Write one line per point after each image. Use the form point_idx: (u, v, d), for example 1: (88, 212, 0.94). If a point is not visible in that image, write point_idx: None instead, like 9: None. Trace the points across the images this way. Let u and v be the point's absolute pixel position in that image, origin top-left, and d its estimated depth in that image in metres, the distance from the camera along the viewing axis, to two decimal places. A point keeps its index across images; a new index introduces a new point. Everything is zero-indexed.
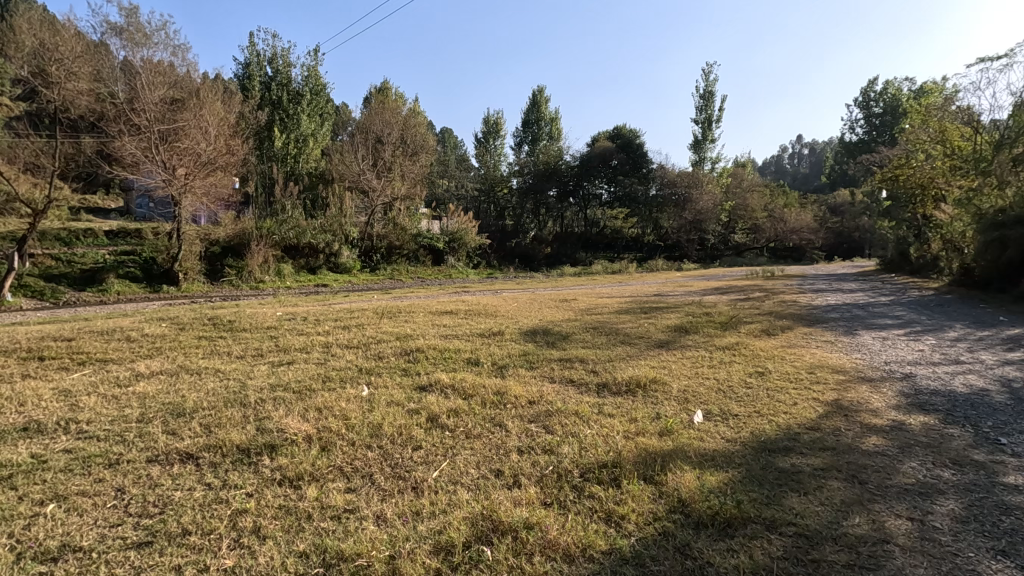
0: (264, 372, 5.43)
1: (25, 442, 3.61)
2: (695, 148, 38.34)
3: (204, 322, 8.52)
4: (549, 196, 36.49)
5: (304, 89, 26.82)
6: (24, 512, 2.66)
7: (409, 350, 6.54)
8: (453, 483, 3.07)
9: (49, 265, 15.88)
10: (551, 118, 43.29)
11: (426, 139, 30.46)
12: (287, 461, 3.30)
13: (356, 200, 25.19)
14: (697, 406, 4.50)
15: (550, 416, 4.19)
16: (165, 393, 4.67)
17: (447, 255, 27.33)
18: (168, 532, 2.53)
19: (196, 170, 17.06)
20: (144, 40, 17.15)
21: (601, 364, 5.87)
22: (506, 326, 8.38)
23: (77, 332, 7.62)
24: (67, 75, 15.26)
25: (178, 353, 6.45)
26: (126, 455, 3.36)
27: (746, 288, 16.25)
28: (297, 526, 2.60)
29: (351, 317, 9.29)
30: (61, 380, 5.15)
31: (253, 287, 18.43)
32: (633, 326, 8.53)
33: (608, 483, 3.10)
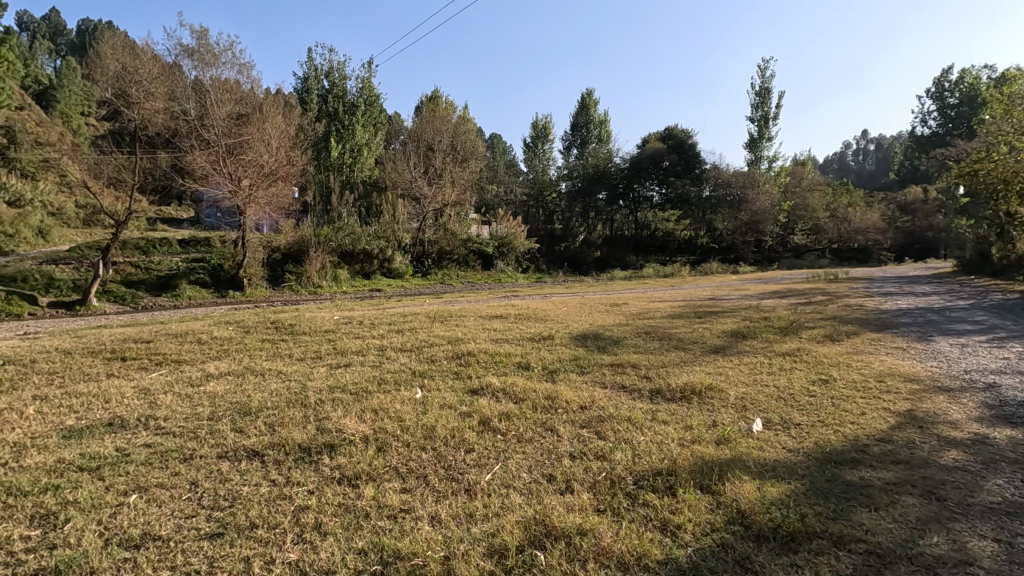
0: (323, 374, 5.67)
1: (111, 436, 3.89)
2: (751, 147, 37.08)
3: (268, 326, 8.95)
4: (598, 199, 36.16)
5: (358, 100, 27.74)
6: (110, 501, 2.88)
7: (461, 353, 6.65)
8: (506, 487, 3.09)
9: (129, 273, 17.10)
10: (600, 120, 42.96)
11: (475, 146, 31.00)
12: (346, 460, 3.42)
13: (408, 207, 25.76)
14: (755, 414, 4.34)
15: (603, 422, 4.14)
16: (232, 393, 4.94)
17: (496, 259, 27.54)
18: (237, 525, 2.67)
19: (260, 181, 17.85)
20: (213, 59, 18.19)
21: (655, 370, 5.75)
22: (556, 330, 8.37)
23: (155, 335, 8.17)
24: (145, 96, 17.10)
25: (244, 354, 6.79)
26: (199, 450, 3.57)
27: (807, 291, 15.56)
28: (355, 523, 2.69)
29: (404, 321, 9.55)
30: (141, 379, 5.55)
31: (312, 291, 19.20)
32: (686, 331, 8.32)
33: (664, 491, 3.03)
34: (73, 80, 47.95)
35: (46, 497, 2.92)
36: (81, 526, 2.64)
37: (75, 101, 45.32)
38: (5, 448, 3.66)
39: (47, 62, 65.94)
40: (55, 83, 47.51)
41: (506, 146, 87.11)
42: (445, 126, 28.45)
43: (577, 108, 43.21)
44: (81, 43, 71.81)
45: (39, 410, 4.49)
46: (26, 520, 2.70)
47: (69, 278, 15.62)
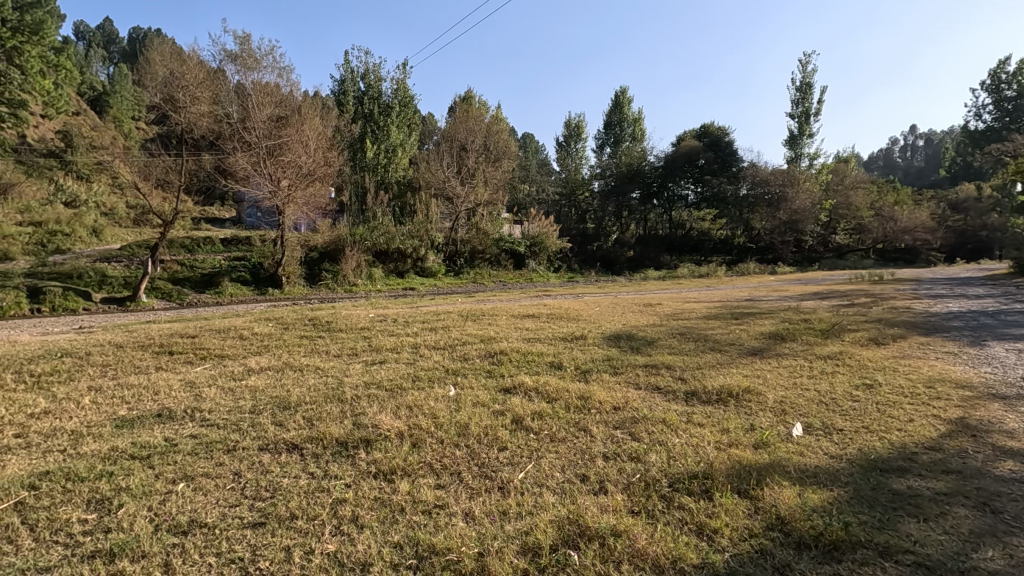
0: (358, 371, 5.77)
1: (160, 426, 4.07)
2: (791, 144, 36.00)
3: (306, 323, 9.17)
4: (632, 199, 35.73)
5: (393, 101, 28.14)
6: (160, 489, 3.01)
7: (493, 352, 6.68)
8: (539, 486, 3.10)
9: (175, 270, 17.79)
10: (634, 118, 42.46)
11: (508, 146, 31.10)
12: (381, 455, 3.48)
13: (441, 207, 25.99)
14: (795, 418, 4.23)
15: (636, 423, 4.10)
16: (272, 388, 5.08)
17: (528, 259, 27.51)
18: (278, 515, 2.75)
19: (298, 181, 18.37)
20: (254, 64, 18.73)
21: (690, 372, 5.65)
22: (589, 330, 8.32)
23: (199, 330, 8.47)
24: (192, 100, 17.17)
25: (283, 351, 6.97)
26: (242, 442, 3.69)
27: (850, 293, 15.01)
28: (391, 518, 2.74)
29: (437, 319, 9.64)
30: (187, 373, 5.77)
31: (347, 290, 19.57)
32: (723, 332, 8.15)
33: (699, 495, 2.98)
34: (125, 85, 50.19)
35: (101, 482, 3.07)
36: (133, 511, 2.76)
37: (127, 106, 47.42)
38: (63, 435, 3.87)
39: (101, 70, 69.20)
40: (108, 89, 49.85)
41: (538, 145, 87.02)
42: (478, 126, 28.58)
43: (610, 106, 42.80)
44: (132, 50, 75.17)
45: (94, 400, 4.72)
46: (84, 504, 2.84)
47: (121, 275, 16.36)
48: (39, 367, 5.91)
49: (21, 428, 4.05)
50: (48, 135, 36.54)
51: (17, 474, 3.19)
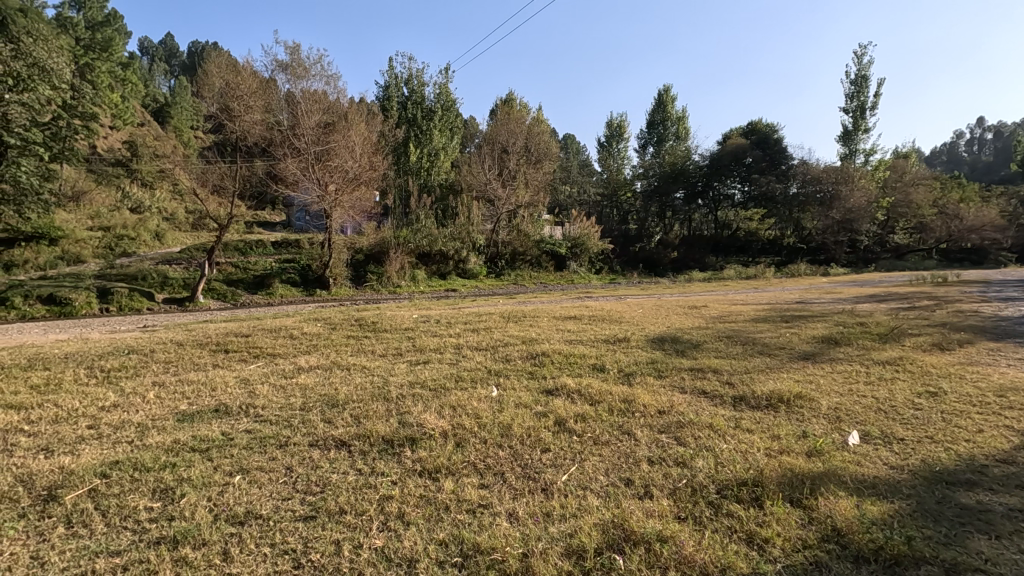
0: (403, 370, 5.90)
1: (218, 421, 4.27)
2: (845, 140, 34.59)
3: (353, 323, 9.42)
4: (675, 199, 35.12)
5: (436, 105, 28.57)
6: (218, 480, 3.16)
7: (535, 353, 6.69)
8: (583, 488, 3.08)
9: (230, 272, 18.62)
10: (678, 117, 41.67)
11: (549, 147, 31.07)
12: (426, 453, 3.54)
13: (482, 209, 26.23)
14: (852, 426, 4.04)
15: (682, 428, 4.02)
16: (322, 386, 5.26)
17: (569, 260, 27.39)
18: (328, 509, 2.84)
19: (344, 185, 19.00)
20: (303, 72, 19.55)
21: (737, 376, 5.49)
22: (633, 332, 8.22)
23: (253, 330, 8.85)
24: (246, 108, 17.70)
25: (331, 350, 7.19)
26: (293, 438, 3.82)
27: (911, 295, 14.26)
28: (436, 516, 2.78)
29: (479, 320, 9.76)
30: (241, 370, 6.02)
31: (391, 291, 20.02)
32: (772, 335, 7.90)
33: (749, 503, 2.89)
34: (184, 96, 52.93)
35: (164, 473, 3.24)
36: (194, 501, 2.91)
37: (187, 116, 50.14)
38: (131, 427, 4.11)
39: (163, 83, 73.23)
40: (170, 100, 52.70)
41: (580, 147, 86.40)
42: (519, 127, 28.62)
43: (653, 105, 42.14)
44: (190, 63, 79.21)
45: (157, 395, 4.99)
46: (150, 493, 3.01)
47: (180, 277, 17.24)
48: (108, 363, 6.30)
49: (93, 420, 4.33)
50: (116, 146, 38.97)
51: (90, 462, 3.41)
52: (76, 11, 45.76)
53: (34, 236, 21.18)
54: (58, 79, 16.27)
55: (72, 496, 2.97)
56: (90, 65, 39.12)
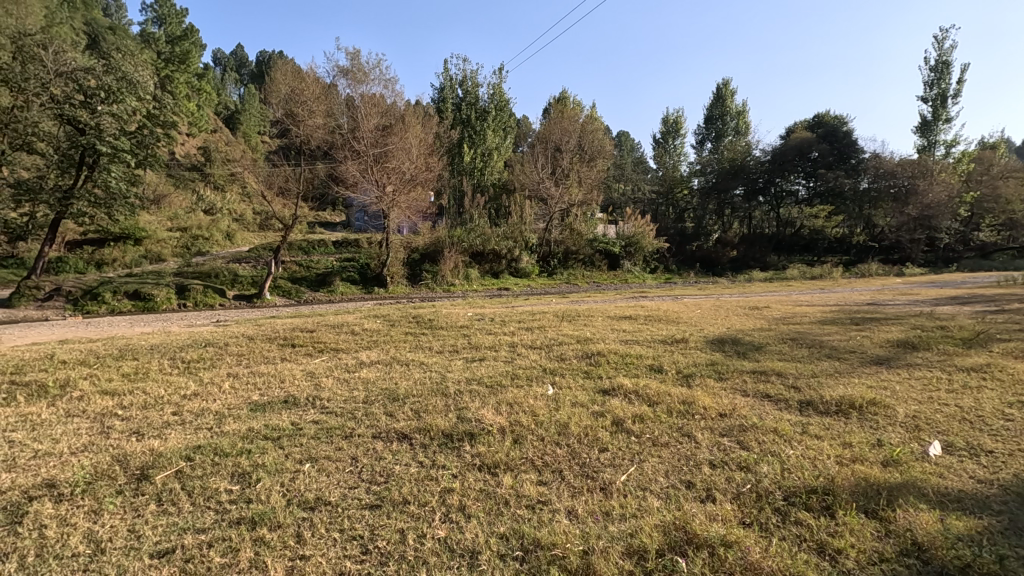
0: (460, 366, 6.02)
1: (287, 411, 4.50)
2: (923, 130, 32.38)
3: (410, 320, 9.68)
4: (734, 195, 33.99)
5: (490, 106, 28.84)
6: (289, 467, 3.33)
7: (591, 352, 6.66)
8: (642, 489, 3.04)
9: (295, 270, 19.48)
10: (738, 111, 40.25)
11: (603, 144, 30.68)
12: (485, 448, 3.60)
13: (535, 208, 26.27)
14: (933, 436, 3.80)
15: (746, 432, 3.90)
16: (383, 380, 5.45)
17: (623, 259, 26.97)
18: (392, 499, 2.94)
19: (401, 186, 19.96)
20: (363, 77, 19.61)
21: (805, 380, 5.26)
22: (691, 333, 8.00)
23: (317, 325, 9.23)
24: (310, 114, 17.93)
25: (390, 346, 7.40)
26: (358, 429, 3.98)
27: (997, 297, 13.31)
28: (496, 510, 2.82)
29: (533, 319, 9.83)
30: (308, 364, 6.31)
31: (445, 289, 20.43)
32: (841, 339, 7.50)
33: (820, 512, 2.77)
34: (251, 103, 55.61)
35: (241, 458, 3.45)
36: (269, 485, 3.09)
37: (254, 122, 52.85)
38: (210, 415, 4.40)
39: (233, 90, 77.54)
40: (239, 108, 55.61)
41: (636, 144, 84.54)
42: (572, 126, 28.39)
43: (711, 99, 40.92)
44: (258, 72, 83.59)
45: (232, 385, 5.33)
46: (229, 476, 3.22)
47: (249, 275, 18.19)
48: (187, 354, 6.78)
49: (177, 406, 4.66)
50: (192, 152, 41.64)
51: (176, 446, 3.68)
52: (157, 27, 48.95)
53: (122, 237, 22.97)
54: (144, 92, 17.38)
55: (162, 476, 3.22)
56: (169, 78, 42.06)
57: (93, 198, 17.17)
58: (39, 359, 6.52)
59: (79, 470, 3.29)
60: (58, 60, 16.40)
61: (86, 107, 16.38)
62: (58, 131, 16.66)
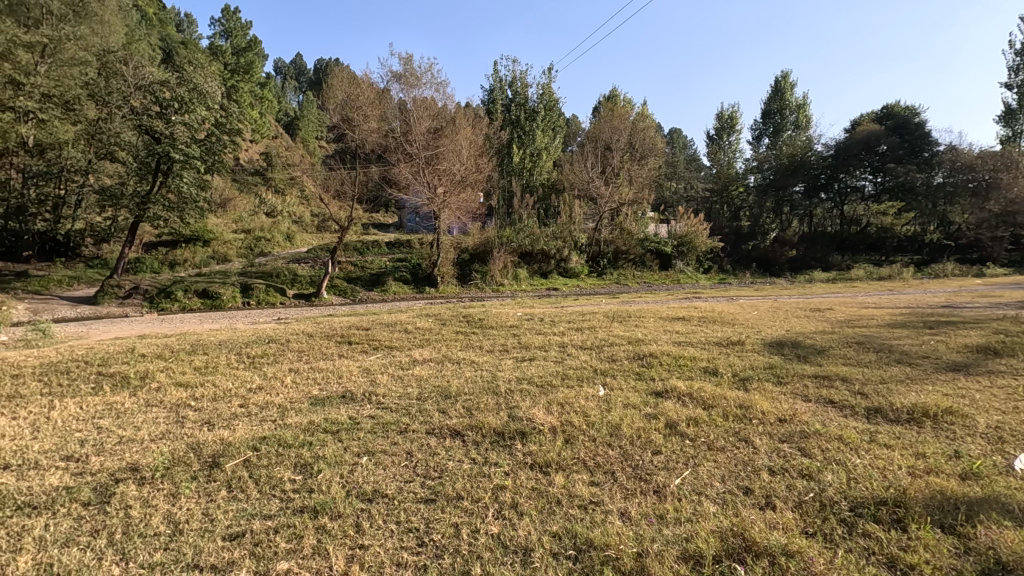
0: (510, 365, 6.07)
1: (345, 406, 4.67)
2: (1006, 119, 30.02)
3: (461, 319, 9.84)
4: (794, 193, 32.63)
5: (539, 106, 28.91)
6: (348, 460, 3.46)
7: (642, 354, 6.53)
8: (697, 494, 2.98)
9: (350, 270, 20.15)
10: (798, 104, 38.60)
11: (655, 142, 29.91)
12: (537, 447, 3.62)
13: (585, 207, 26.05)
14: (1019, 449, 3.52)
15: (807, 438, 3.74)
16: (435, 377, 5.56)
17: (675, 259, 26.35)
18: (446, 494, 3.01)
19: (451, 188, 20.25)
20: (415, 82, 19.37)
21: (872, 386, 4.98)
22: (747, 336, 7.70)
23: (372, 324, 9.49)
24: (365, 119, 17.92)
25: (442, 344, 7.55)
26: (411, 425, 4.08)
27: None
28: (549, 508, 2.84)
29: (583, 319, 9.77)
30: (363, 360, 6.53)
31: (494, 289, 20.63)
32: (913, 343, 7.05)
33: (890, 525, 2.63)
34: (309, 109, 57.83)
35: (304, 450, 3.61)
36: (329, 477, 3.22)
37: (313, 127, 55.02)
38: (274, 408, 4.62)
39: (292, 97, 80.90)
40: (298, 114, 57.99)
41: (690, 142, 82.31)
42: (623, 124, 27.97)
43: (769, 93, 39.46)
44: (316, 78, 87.03)
45: (294, 379, 5.58)
46: (292, 467, 3.38)
47: (308, 275, 18.96)
48: (252, 350, 7.15)
49: (244, 399, 4.92)
50: (255, 157, 43.79)
51: (244, 436, 3.89)
52: (224, 40, 51.85)
53: (192, 238, 24.44)
54: (212, 101, 18.22)
55: (231, 464, 3.42)
56: (235, 88, 44.45)
57: (167, 202, 18.32)
58: (122, 352, 7.04)
59: (158, 457, 3.53)
60: (137, 75, 17.66)
61: (162, 118, 17.50)
62: (137, 141, 17.90)
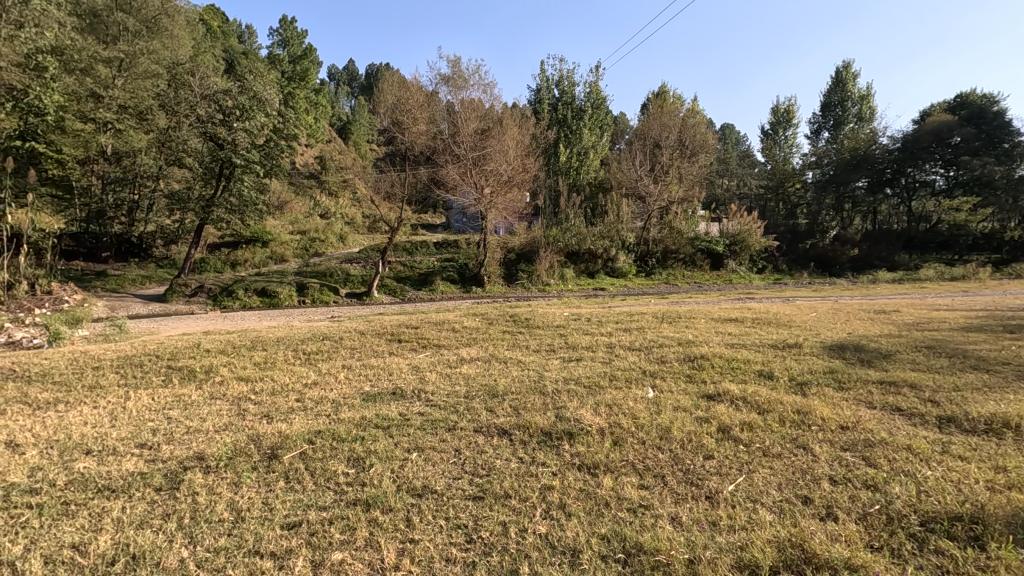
0: (557, 365, 6.05)
1: (395, 402, 4.78)
2: None
3: (507, 319, 9.88)
4: (856, 188, 31.00)
5: (586, 104, 28.73)
6: (398, 456, 3.54)
7: (693, 356, 6.36)
8: (752, 502, 2.88)
9: (399, 270, 20.58)
10: (861, 95, 36.68)
11: (706, 138, 29.07)
12: (584, 449, 3.59)
13: (632, 207, 25.67)
14: None
15: (872, 447, 3.55)
16: (482, 376, 5.61)
17: (728, 259, 25.50)
18: (494, 492, 3.03)
19: (499, 188, 20.55)
20: (463, 83, 19.37)
21: (944, 394, 4.66)
22: (805, 338, 7.40)
23: (420, 322, 9.64)
24: (414, 121, 18.21)
25: (489, 343, 7.61)
26: (460, 423, 4.13)
27: None
28: (597, 510, 2.81)
29: (631, 319, 9.60)
30: (412, 359, 6.65)
31: (540, 289, 20.62)
32: (991, 349, 6.56)
33: (965, 542, 2.46)
34: (361, 112, 59.48)
35: (356, 445, 3.72)
36: (381, 471, 3.30)
37: (364, 131, 56.62)
38: (328, 403, 4.78)
39: (346, 102, 83.56)
40: (350, 119, 59.80)
41: (743, 137, 79.61)
42: (673, 120, 27.37)
43: (830, 85, 37.69)
44: (368, 83, 89.66)
45: (346, 376, 5.76)
46: (346, 460, 3.49)
47: (359, 275, 19.53)
48: (308, 347, 7.43)
49: (300, 394, 5.12)
50: (310, 161, 45.48)
51: (301, 430, 4.04)
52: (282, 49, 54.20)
53: (252, 239, 25.60)
54: (271, 108, 19.04)
55: (289, 456, 3.56)
56: (291, 95, 46.38)
57: (229, 205, 19.28)
58: (189, 348, 7.44)
59: (222, 447, 3.73)
60: (203, 85, 18.69)
61: (225, 124, 18.43)
62: (203, 147, 18.92)
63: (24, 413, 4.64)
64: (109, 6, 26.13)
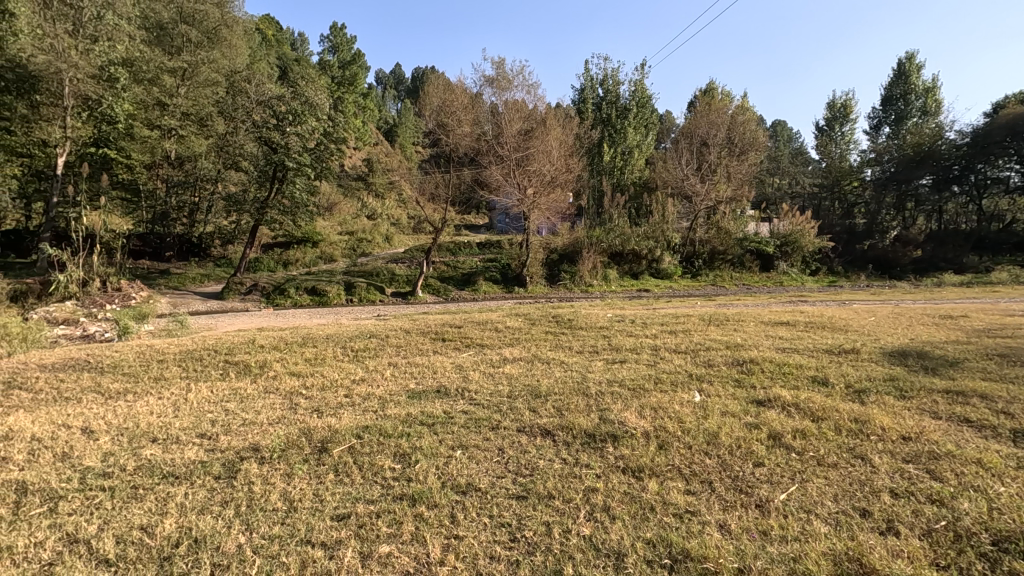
0: (601, 367, 6.00)
1: (439, 400, 4.85)
2: None
3: (549, 319, 9.86)
4: (919, 185, 29.34)
5: (631, 103, 28.30)
6: (442, 452, 3.59)
7: (742, 360, 6.17)
8: (806, 512, 2.77)
9: (443, 270, 20.86)
10: (926, 87, 34.70)
11: (757, 136, 28.17)
12: (629, 452, 3.55)
13: (678, 207, 25.18)
14: None
15: (937, 460, 3.35)
16: (525, 376, 5.63)
17: (779, 260, 24.52)
18: (537, 491, 3.04)
19: (541, 188, 20.68)
20: (507, 84, 19.20)
21: (1021, 406, 4.35)
22: (863, 343, 7.06)
23: (462, 322, 9.74)
24: (458, 123, 18.39)
25: (531, 343, 7.63)
26: (504, 422, 4.16)
27: None
28: (642, 514, 2.77)
29: (676, 321, 9.41)
30: (456, 357, 6.73)
31: (583, 290, 20.47)
32: None
33: None
34: (407, 115, 60.68)
35: (402, 441, 3.80)
36: (426, 468, 3.35)
37: (410, 133, 57.68)
38: (375, 399, 4.90)
39: (392, 106, 85.43)
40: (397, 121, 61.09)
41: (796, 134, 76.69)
42: (722, 117, 26.63)
43: (891, 77, 35.84)
44: (413, 86, 91.57)
45: (392, 373, 5.90)
46: (392, 455, 3.57)
47: (404, 275, 19.94)
48: (355, 344, 7.64)
49: (348, 390, 5.26)
50: (358, 164, 46.73)
51: (349, 425, 4.15)
52: (333, 55, 55.96)
53: (303, 240, 26.49)
54: (321, 112, 19.65)
55: (338, 450, 3.67)
56: (341, 99, 47.76)
57: (282, 206, 20.01)
58: (245, 343, 7.80)
59: (275, 439, 3.88)
60: (259, 92, 19.48)
61: (279, 129, 19.15)
62: (257, 151, 19.71)
63: (99, 402, 4.98)
64: (175, 19, 27.56)
